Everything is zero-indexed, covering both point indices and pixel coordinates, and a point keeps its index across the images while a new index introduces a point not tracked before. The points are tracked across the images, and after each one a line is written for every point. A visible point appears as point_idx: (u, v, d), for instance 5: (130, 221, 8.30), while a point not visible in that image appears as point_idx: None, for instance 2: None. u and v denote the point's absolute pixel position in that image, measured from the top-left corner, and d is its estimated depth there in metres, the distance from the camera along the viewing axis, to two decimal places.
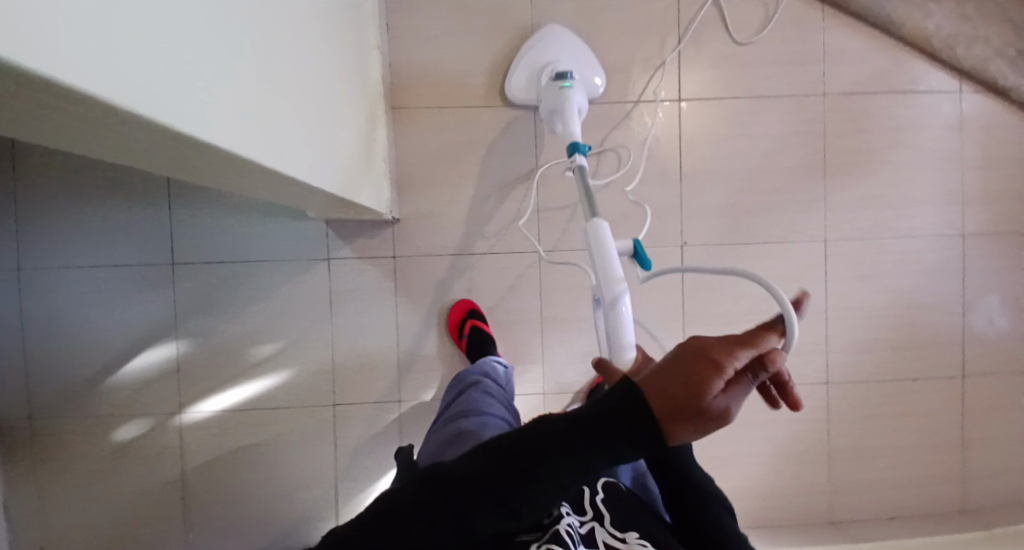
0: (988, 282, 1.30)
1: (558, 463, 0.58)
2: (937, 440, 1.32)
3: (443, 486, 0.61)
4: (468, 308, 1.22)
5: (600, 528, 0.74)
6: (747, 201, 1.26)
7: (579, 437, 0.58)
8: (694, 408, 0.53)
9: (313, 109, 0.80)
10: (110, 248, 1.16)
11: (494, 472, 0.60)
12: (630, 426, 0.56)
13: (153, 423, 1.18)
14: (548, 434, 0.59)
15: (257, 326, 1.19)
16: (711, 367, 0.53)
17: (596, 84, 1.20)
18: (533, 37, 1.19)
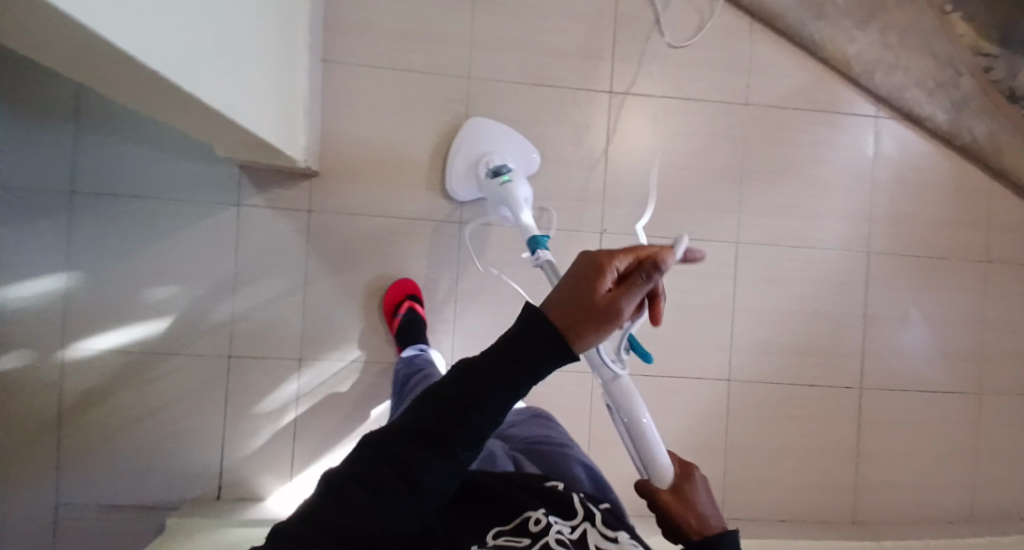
0: (889, 299, 1.35)
1: (487, 393, 0.52)
2: (831, 448, 1.34)
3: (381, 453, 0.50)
4: (409, 286, 1.21)
5: (592, 530, 0.64)
6: (667, 196, 1.29)
7: (505, 361, 0.52)
8: (588, 302, 0.54)
9: (215, 26, 0.79)
10: (11, 170, 1.12)
11: (425, 420, 0.51)
12: (545, 337, 0.53)
13: (34, 355, 1.14)
14: (473, 368, 0.52)
15: (157, 266, 1.16)
16: (598, 267, 0.55)
17: (533, 162, 1.23)
18: (462, 130, 1.21)
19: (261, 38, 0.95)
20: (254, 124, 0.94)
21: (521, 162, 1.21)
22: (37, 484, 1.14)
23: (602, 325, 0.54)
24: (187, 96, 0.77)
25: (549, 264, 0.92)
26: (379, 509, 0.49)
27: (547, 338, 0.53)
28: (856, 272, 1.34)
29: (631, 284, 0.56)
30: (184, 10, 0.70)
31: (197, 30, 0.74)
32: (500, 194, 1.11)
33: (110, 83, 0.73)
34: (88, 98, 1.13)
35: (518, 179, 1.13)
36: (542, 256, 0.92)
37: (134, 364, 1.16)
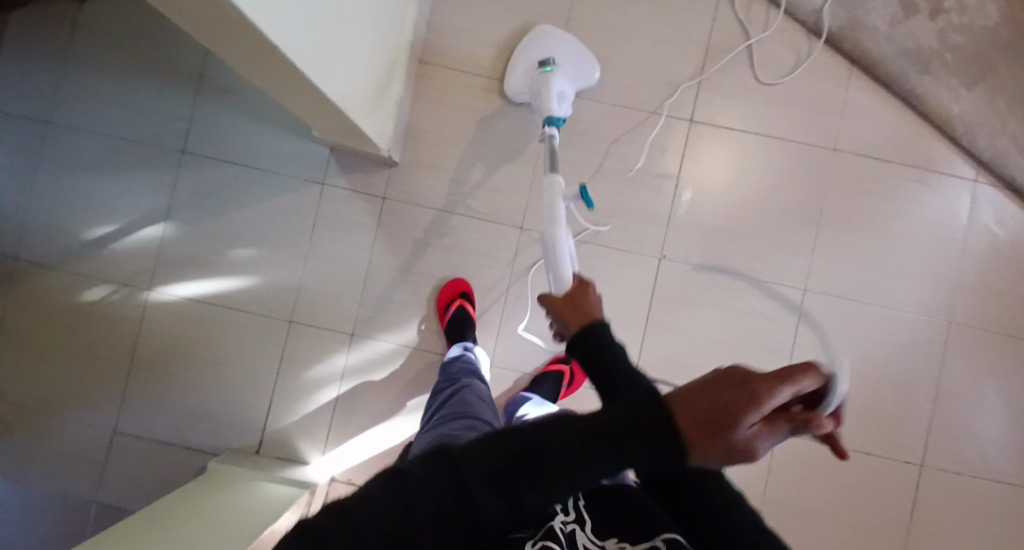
0: (965, 376, 1.26)
1: (573, 459, 0.51)
2: (879, 523, 1.25)
3: (461, 483, 0.50)
4: (461, 286, 1.24)
5: (580, 533, 0.61)
6: (736, 232, 1.27)
7: (609, 443, 0.51)
8: (726, 431, 0.51)
9: (332, 12, 0.86)
10: (134, 122, 1.25)
11: (507, 463, 0.51)
12: (654, 441, 0.51)
13: (122, 291, 1.25)
14: (576, 434, 0.52)
15: (241, 229, 1.25)
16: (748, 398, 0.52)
17: (591, 77, 1.24)
18: (532, 35, 1.24)
19: (371, 29, 1.03)
20: (348, 108, 1.01)
21: (577, 72, 1.22)
22: (104, 409, 1.25)
23: (732, 459, 0.52)
24: (295, 73, 0.84)
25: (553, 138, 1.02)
26: (436, 533, 0.49)
27: (653, 433, 0.51)
28: (930, 340, 1.26)
29: (775, 426, 0.53)
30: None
31: (317, 11, 0.81)
32: (538, 82, 1.14)
33: (237, 52, 0.80)
34: (209, 69, 1.25)
35: (559, 71, 1.15)
36: (549, 131, 1.03)
37: (206, 315, 1.25)
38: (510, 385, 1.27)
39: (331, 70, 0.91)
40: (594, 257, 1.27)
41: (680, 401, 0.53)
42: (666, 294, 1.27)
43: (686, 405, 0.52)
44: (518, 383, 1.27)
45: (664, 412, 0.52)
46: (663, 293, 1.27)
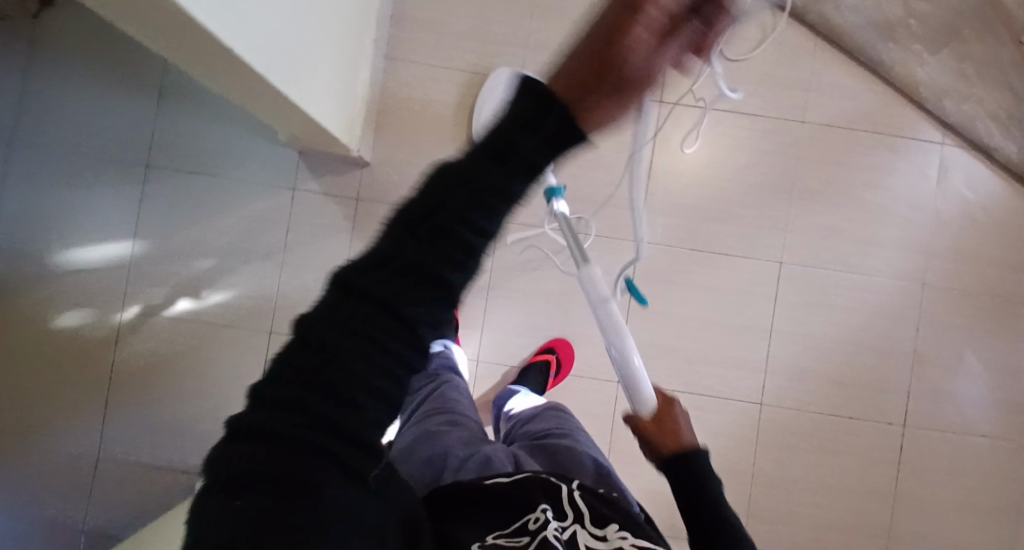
0: (942, 336, 1.29)
1: (465, 200, 0.43)
2: (866, 485, 1.28)
3: (368, 290, 0.42)
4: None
5: (582, 531, 0.62)
6: (713, 210, 1.27)
7: (506, 162, 0.43)
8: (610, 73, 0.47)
9: (290, 16, 0.83)
10: (92, 138, 1.22)
11: (392, 250, 0.43)
12: (533, 123, 0.43)
13: (95, 313, 1.22)
14: (465, 172, 0.43)
15: (213, 240, 1.23)
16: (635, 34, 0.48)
17: None
18: (490, 79, 1.24)
19: (332, 28, 1.00)
20: (314, 112, 0.99)
21: None
22: (89, 431, 1.23)
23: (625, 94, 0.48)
24: (256, 81, 0.82)
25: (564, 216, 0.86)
26: (364, 354, 0.42)
27: (530, 123, 0.43)
28: (907, 304, 1.28)
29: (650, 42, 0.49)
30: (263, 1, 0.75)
31: (275, 16, 0.79)
32: None
33: (193, 60, 0.77)
34: (167, 77, 1.21)
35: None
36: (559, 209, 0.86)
37: (185, 331, 1.23)
38: (500, 378, 1.27)
39: (293, 76, 0.89)
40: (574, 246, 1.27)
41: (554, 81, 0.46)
42: (647, 277, 1.27)
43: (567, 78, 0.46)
44: (506, 375, 1.27)
45: (534, 93, 0.44)
46: (644, 276, 1.27)
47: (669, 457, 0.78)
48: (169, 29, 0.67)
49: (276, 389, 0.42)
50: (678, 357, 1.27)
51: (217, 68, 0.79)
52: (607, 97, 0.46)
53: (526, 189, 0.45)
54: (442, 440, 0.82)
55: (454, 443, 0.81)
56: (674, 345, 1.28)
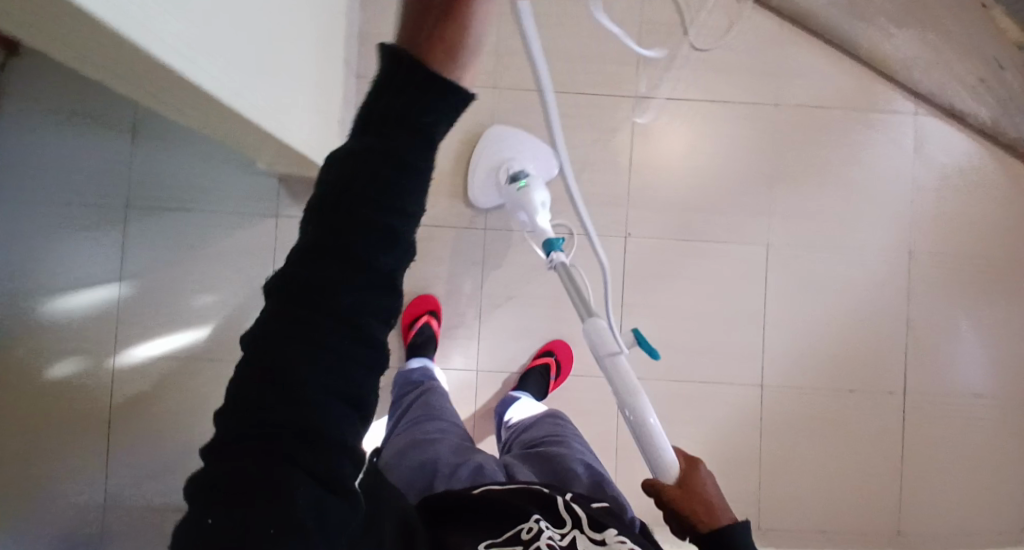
0: (933, 303, 1.30)
1: (368, 177, 0.41)
2: (873, 456, 1.29)
3: (301, 292, 0.41)
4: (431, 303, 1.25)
5: (581, 536, 0.68)
6: (696, 199, 1.28)
7: (391, 129, 0.41)
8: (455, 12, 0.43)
9: (257, 46, 0.83)
10: (68, 184, 1.20)
11: (315, 240, 0.41)
12: (409, 79, 0.41)
13: (88, 360, 1.21)
14: (359, 150, 0.41)
15: (200, 275, 1.22)
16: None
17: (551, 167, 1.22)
18: (483, 139, 1.22)
19: (300, 53, 1.00)
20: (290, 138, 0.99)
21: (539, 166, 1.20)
22: (93, 479, 1.21)
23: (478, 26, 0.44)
24: (229, 114, 0.81)
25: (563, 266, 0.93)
26: (308, 356, 0.40)
27: (403, 84, 0.41)
28: (896, 274, 1.30)
29: None
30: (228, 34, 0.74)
31: (242, 47, 0.78)
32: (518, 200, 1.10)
33: (165, 99, 0.78)
34: (139, 117, 1.21)
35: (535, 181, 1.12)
36: (557, 257, 0.94)
37: (180, 369, 1.22)
38: (500, 387, 1.27)
39: (266, 105, 0.88)
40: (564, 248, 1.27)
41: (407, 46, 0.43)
42: (638, 271, 1.28)
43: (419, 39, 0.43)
44: (507, 383, 1.27)
45: (392, 56, 0.41)
46: (635, 271, 1.27)
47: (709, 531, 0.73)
48: (136, 71, 0.66)
49: (234, 406, 0.41)
50: (677, 348, 1.28)
51: (190, 103, 0.79)
52: (428, 41, 0.42)
53: (430, 153, 0.43)
54: (430, 450, 0.85)
55: (442, 450, 0.84)
56: (671, 337, 1.28)
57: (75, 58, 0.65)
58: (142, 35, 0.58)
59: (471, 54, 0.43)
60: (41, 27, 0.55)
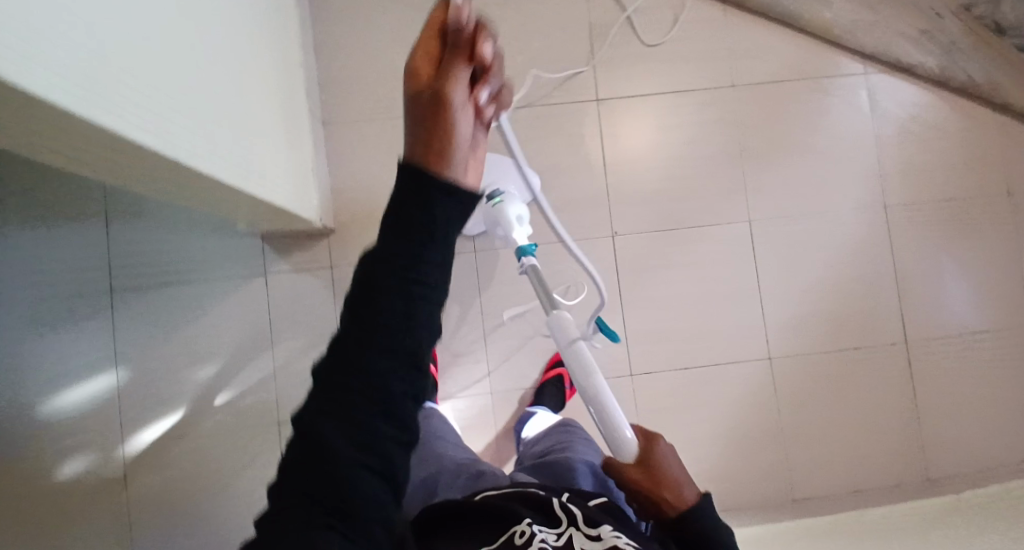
0: (916, 250, 1.34)
1: (400, 276, 0.44)
2: (889, 407, 1.31)
3: (340, 381, 0.44)
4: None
5: (577, 533, 0.67)
6: (673, 189, 1.31)
7: (414, 233, 0.44)
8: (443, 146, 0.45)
9: (219, 109, 0.83)
10: (47, 280, 1.18)
11: (352, 333, 0.44)
12: (427, 185, 0.45)
13: (95, 454, 1.17)
14: (384, 250, 0.45)
15: (198, 347, 1.20)
16: (416, 86, 0.46)
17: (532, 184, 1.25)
18: None
19: (262, 108, 1.00)
20: (266, 195, 0.98)
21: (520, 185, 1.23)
22: None
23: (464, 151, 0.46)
24: (204, 179, 0.81)
25: (535, 268, 0.91)
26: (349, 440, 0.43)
27: (421, 192, 0.44)
28: (876, 228, 1.33)
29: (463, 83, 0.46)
30: (191, 102, 0.74)
31: (204, 111, 0.78)
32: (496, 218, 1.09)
33: (137, 176, 0.78)
34: (110, 200, 1.19)
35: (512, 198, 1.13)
36: (527, 261, 0.91)
37: (192, 446, 1.19)
38: (517, 406, 1.26)
39: (237, 164, 0.88)
40: (554, 257, 1.28)
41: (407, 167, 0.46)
42: (631, 268, 1.29)
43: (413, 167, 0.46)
44: (522, 401, 1.26)
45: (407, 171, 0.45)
46: (628, 268, 1.29)
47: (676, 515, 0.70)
48: (114, 155, 0.66)
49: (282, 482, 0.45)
50: (682, 336, 1.28)
51: (164, 175, 0.79)
52: (425, 155, 0.45)
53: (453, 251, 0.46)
54: (430, 469, 0.87)
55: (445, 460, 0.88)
56: (674, 326, 1.29)
57: (51, 152, 0.65)
58: (117, 119, 0.58)
59: (464, 157, 0.46)
60: (16, 129, 0.55)
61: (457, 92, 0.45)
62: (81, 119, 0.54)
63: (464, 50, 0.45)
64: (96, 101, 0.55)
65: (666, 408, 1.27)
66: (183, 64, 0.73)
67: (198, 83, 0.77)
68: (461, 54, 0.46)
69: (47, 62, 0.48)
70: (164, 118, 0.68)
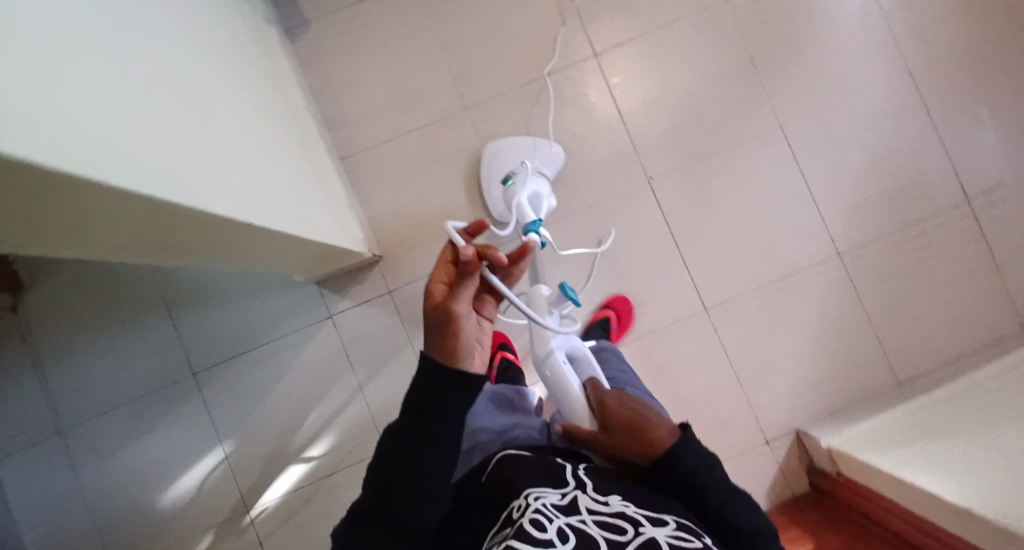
0: (953, 106, 1.30)
1: (433, 415, 0.71)
2: (970, 269, 1.28)
3: (396, 477, 0.70)
4: (500, 337, 1.23)
5: (582, 495, 0.72)
6: (695, 118, 1.29)
7: (434, 396, 0.72)
8: (454, 338, 0.70)
9: (241, 160, 0.84)
10: (132, 379, 1.22)
11: (399, 454, 0.71)
12: (436, 377, 0.71)
13: (225, 528, 1.21)
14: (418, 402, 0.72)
15: (290, 403, 1.23)
16: (432, 304, 0.71)
17: (556, 154, 1.25)
18: (484, 159, 1.26)
19: (279, 154, 1.01)
20: (308, 232, 0.99)
21: (543, 158, 1.24)
22: None
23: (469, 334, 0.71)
24: (246, 228, 0.82)
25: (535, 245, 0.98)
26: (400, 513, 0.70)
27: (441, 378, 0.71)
28: (906, 96, 1.30)
29: (465, 291, 0.70)
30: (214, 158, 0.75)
31: (229, 165, 0.80)
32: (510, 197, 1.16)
33: (172, 242, 0.76)
34: (167, 289, 1.22)
35: (523, 178, 1.18)
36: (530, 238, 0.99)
37: (311, 495, 1.22)
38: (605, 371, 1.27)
39: (273, 209, 0.89)
40: (598, 220, 1.28)
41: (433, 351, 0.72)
42: (676, 207, 1.28)
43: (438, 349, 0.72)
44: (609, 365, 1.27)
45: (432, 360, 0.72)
46: (673, 208, 1.28)
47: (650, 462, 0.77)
48: (164, 220, 0.67)
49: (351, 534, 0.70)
50: (745, 258, 1.27)
51: (213, 237, 0.80)
52: (442, 345, 0.71)
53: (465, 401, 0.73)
54: (468, 442, 0.91)
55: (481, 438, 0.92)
56: (735, 250, 1.28)
57: (70, 240, 0.63)
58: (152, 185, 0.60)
59: (471, 343, 0.72)
60: (73, 217, 0.57)
61: (461, 311, 0.70)
62: (93, 182, 0.52)
63: (468, 272, 0.69)
64: (100, 156, 0.54)
65: (750, 332, 1.26)
66: (197, 124, 0.75)
67: (216, 140, 0.79)
68: (464, 282, 0.69)
69: (70, 144, 0.50)
70: (178, 166, 0.66)
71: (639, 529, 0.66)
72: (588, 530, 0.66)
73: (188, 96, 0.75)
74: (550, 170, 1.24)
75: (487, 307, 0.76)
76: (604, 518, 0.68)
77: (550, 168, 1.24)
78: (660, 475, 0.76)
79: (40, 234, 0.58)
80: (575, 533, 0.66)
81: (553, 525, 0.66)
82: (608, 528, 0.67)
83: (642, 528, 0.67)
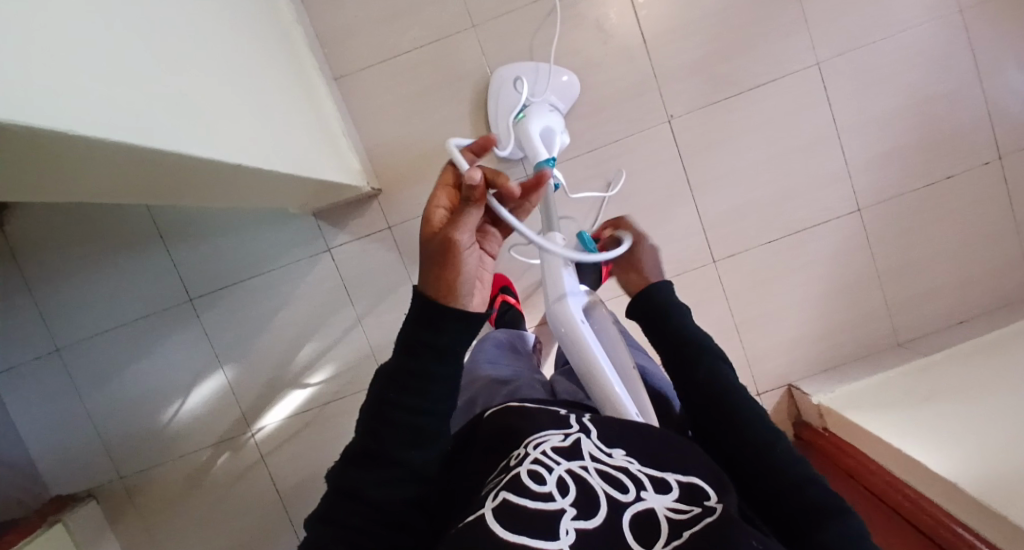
0: (1001, 51, 1.20)
1: (431, 355, 0.63)
2: (988, 229, 1.25)
3: (394, 418, 0.62)
4: (501, 280, 1.22)
5: (585, 439, 0.62)
6: (723, 50, 1.18)
7: (426, 334, 0.63)
8: (454, 273, 0.62)
9: (229, 94, 0.77)
10: (128, 302, 1.20)
11: (395, 396, 0.63)
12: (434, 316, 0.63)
13: (229, 448, 1.23)
14: (412, 341, 0.63)
15: (290, 333, 1.23)
16: (430, 232, 0.61)
17: (569, 86, 1.16)
18: (491, 86, 1.17)
19: (270, 80, 0.92)
20: (306, 165, 0.93)
21: (556, 90, 1.15)
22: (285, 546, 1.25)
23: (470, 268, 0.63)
24: (240, 169, 0.76)
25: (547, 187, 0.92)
26: (399, 458, 0.62)
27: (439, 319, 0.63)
28: (954, 36, 1.19)
29: (469, 220, 0.60)
30: (197, 93, 0.68)
31: (215, 101, 0.72)
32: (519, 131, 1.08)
33: (163, 185, 0.72)
34: (158, 214, 1.18)
35: (534, 112, 1.09)
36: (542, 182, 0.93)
37: (312, 420, 1.24)
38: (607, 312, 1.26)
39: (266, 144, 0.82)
40: (609, 160, 1.21)
41: (429, 288, 0.63)
42: (693, 149, 1.21)
43: (435, 284, 0.63)
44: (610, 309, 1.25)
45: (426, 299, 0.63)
46: (689, 151, 1.21)
47: (630, 301, 0.79)
48: (146, 163, 0.62)
49: (345, 481, 0.61)
50: (759, 207, 1.23)
51: (204, 177, 0.74)
52: (440, 281, 0.62)
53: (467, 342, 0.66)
54: (468, 392, 0.84)
55: (485, 386, 0.83)
56: (750, 199, 1.22)
57: (36, 184, 0.58)
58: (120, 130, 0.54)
59: (471, 281, 0.64)
60: (40, 162, 0.52)
61: (463, 240, 0.60)
62: None
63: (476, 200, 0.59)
64: (62, 117, 0.48)
65: (756, 283, 1.25)
66: (176, 56, 0.68)
67: (199, 74, 0.71)
68: (469, 210, 0.59)
69: (19, 97, 0.44)
70: (155, 109, 0.60)
71: (640, 493, 0.56)
72: (588, 479, 0.57)
73: (164, 28, 0.67)
74: (561, 104, 1.16)
75: (488, 242, 0.67)
76: (606, 469, 0.58)
77: (562, 102, 1.16)
78: (659, 354, 0.75)
79: (17, 176, 0.55)
80: (575, 483, 0.56)
81: (553, 475, 0.56)
82: (610, 481, 0.57)
83: (644, 493, 0.56)
